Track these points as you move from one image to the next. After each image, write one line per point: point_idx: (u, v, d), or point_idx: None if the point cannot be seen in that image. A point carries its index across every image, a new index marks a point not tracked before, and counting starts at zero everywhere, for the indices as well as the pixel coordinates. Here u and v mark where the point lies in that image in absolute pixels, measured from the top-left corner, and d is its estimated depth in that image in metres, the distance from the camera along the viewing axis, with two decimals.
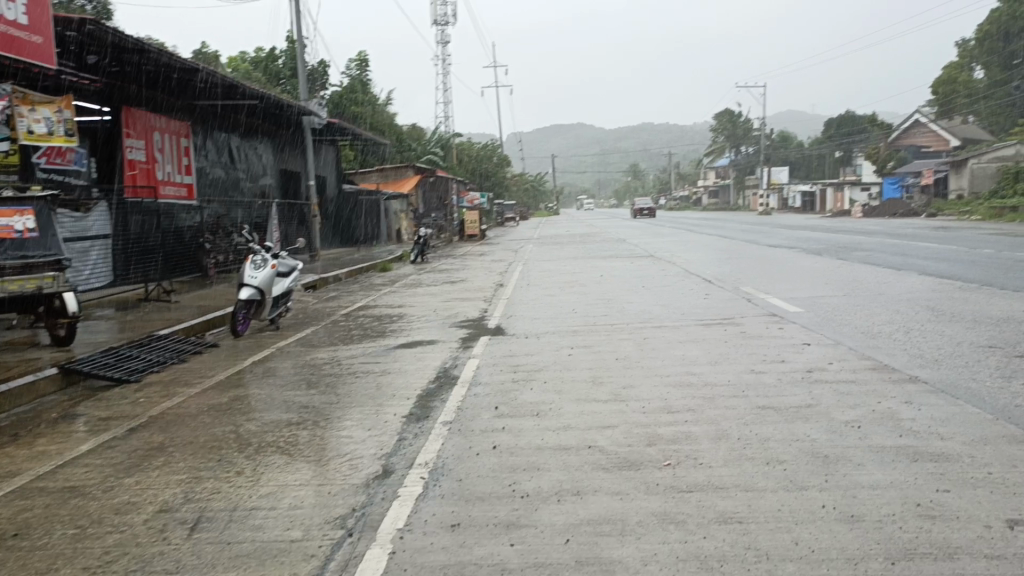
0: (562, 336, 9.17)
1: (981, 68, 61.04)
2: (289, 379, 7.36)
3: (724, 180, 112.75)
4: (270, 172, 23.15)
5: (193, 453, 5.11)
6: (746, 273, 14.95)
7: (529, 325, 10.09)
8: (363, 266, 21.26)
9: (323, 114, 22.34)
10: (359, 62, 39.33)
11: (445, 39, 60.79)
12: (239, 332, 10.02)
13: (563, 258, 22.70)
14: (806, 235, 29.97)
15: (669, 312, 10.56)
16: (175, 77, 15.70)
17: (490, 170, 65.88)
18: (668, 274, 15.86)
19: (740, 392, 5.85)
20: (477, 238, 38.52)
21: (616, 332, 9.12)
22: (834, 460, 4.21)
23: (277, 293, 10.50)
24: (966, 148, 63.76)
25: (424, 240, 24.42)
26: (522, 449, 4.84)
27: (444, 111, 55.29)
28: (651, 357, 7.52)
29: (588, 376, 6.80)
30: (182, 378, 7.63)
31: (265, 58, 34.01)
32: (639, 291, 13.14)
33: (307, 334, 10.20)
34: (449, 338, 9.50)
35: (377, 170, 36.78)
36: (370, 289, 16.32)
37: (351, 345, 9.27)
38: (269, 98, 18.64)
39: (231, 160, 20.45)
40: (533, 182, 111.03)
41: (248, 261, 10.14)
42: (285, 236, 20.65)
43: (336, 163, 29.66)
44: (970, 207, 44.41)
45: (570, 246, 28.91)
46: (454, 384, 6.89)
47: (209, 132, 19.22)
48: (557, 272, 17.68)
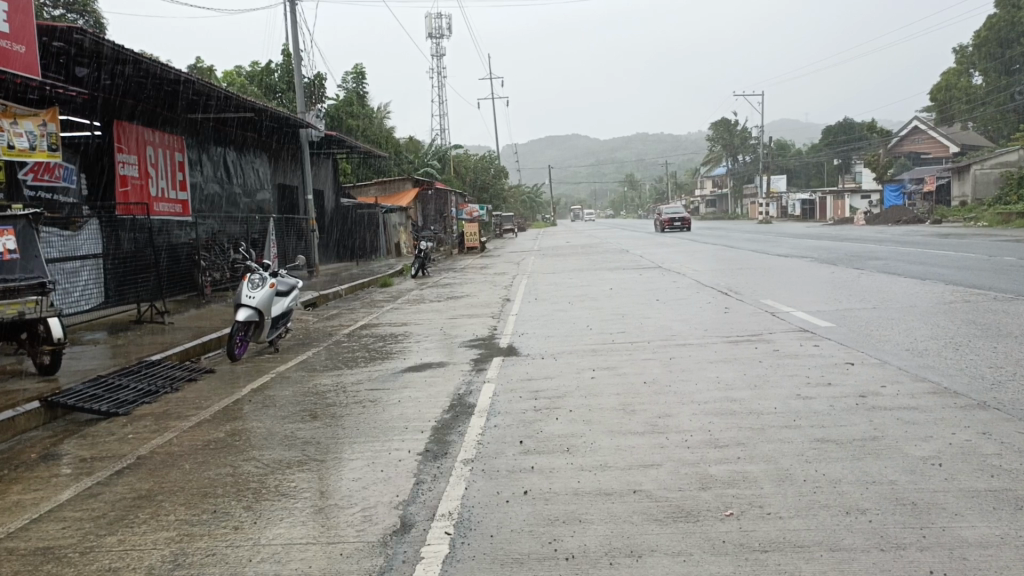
0: (581, 356, 8.62)
1: (979, 74, 60.84)
2: (290, 409, 6.80)
3: (721, 189, 112.53)
4: (267, 187, 22.60)
5: (186, 502, 4.54)
6: (762, 285, 14.44)
7: (545, 344, 9.54)
8: (364, 282, 20.72)
9: (321, 126, 21.84)
10: (355, 75, 38.88)
11: (440, 52, 60.53)
12: (236, 356, 9.45)
13: (569, 270, 22.19)
14: (814, 243, 29.52)
15: (689, 328, 10.02)
16: (167, 89, 15.22)
17: (488, 182, 65.50)
18: (680, 286, 15.34)
19: (791, 421, 5.30)
20: (477, 251, 38.03)
21: (638, 351, 8.57)
22: (926, 509, 3.66)
23: (276, 314, 9.94)
24: (966, 154, 63.50)
25: (425, 254, 23.91)
26: (558, 495, 4.25)
27: (441, 123, 54.91)
28: (681, 379, 6.97)
29: (617, 403, 6.23)
30: (175, 409, 7.05)
31: (260, 72, 33.57)
32: (654, 305, 12.61)
33: (308, 357, 9.63)
34: (461, 359, 8.95)
35: (374, 183, 36.26)
36: (373, 306, 15.77)
37: (356, 369, 8.71)
38: (265, 110, 18.15)
39: (227, 175, 19.92)
40: (531, 194, 110.77)
41: (245, 281, 9.60)
42: (283, 252, 20.10)
43: (334, 176, 29.14)
44: (975, 213, 43.98)
45: (575, 258, 28.42)
46: (472, 413, 6.33)
47: (204, 146, 18.69)
48: (565, 286, 17.17)
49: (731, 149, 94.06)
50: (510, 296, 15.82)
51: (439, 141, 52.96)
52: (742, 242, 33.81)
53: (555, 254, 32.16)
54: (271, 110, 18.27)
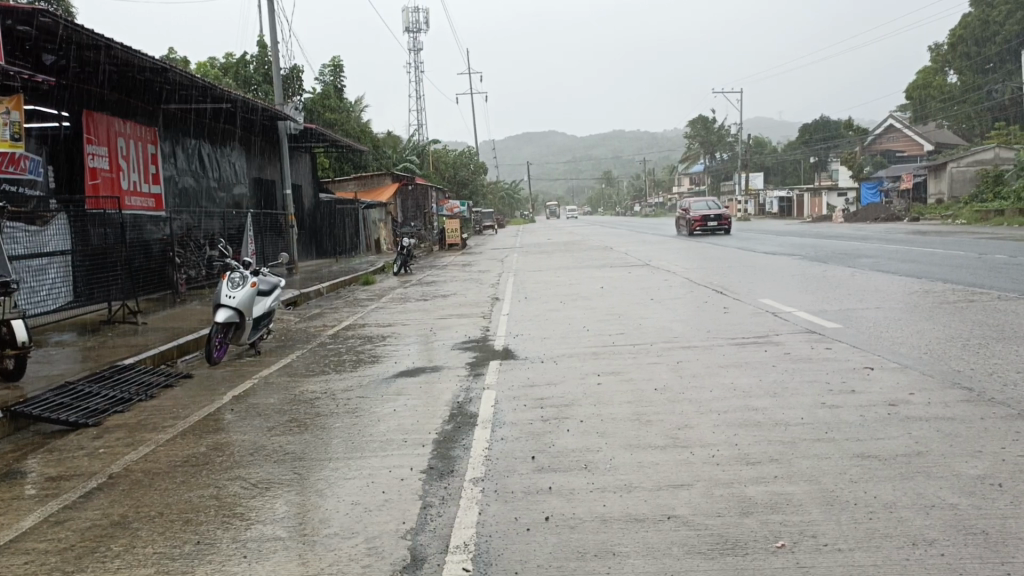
0: (582, 359, 8.23)
1: (954, 73, 61.37)
2: (276, 419, 6.32)
3: (698, 187, 112.89)
4: (243, 181, 21.93)
5: (165, 530, 4.06)
6: (756, 284, 14.15)
7: (541, 347, 9.14)
8: (345, 279, 20.16)
9: (300, 118, 21.23)
10: (333, 68, 38.19)
11: (418, 47, 59.90)
12: (215, 359, 8.94)
13: (554, 268, 21.80)
14: (797, 241, 29.46)
15: (691, 329, 9.65)
16: (140, 77, 14.60)
17: (467, 178, 64.99)
18: (672, 284, 15.02)
19: (823, 434, 4.93)
20: (458, 247, 37.56)
21: (642, 354, 8.17)
22: (1000, 540, 3.30)
23: (258, 314, 9.42)
24: (941, 153, 64.07)
25: (407, 251, 23.41)
26: (585, 522, 3.83)
27: (419, 118, 54.27)
28: (695, 386, 6.58)
29: (631, 413, 5.82)
30: (150, 420, 6.53)
31: (236, 64, 32.81)
32: (649, 304, 12.24)
33: (292, 360, 9.12)
34: (455, 363, 8.50)
35: (353, 178, 35.59)
36: (356, 305, 15.25)
37: (344, 373, 8.24)
38: (242, 100, 17.53)
39: (202, 168, 19.26)
40: (509, 190, 110.32)
41: (224, 279, 9.08)
42: (262, 249, 19.49)
43: (312, 171, 28.50)
44: (952, 211, 44.27)
45: (559, 255, 28.06)
46: (475, 423, 5.91)
47: (179, 138, 18.04)
48: (553, 284, 16.79)
49: (709, 147, 94.23)
50: (498, 295, 15.38)
51: (417, 136, 52.33)
52: (724, 239, 33.59)
53: (537, 251, 31.76)
54: (249, 101, 17.67)
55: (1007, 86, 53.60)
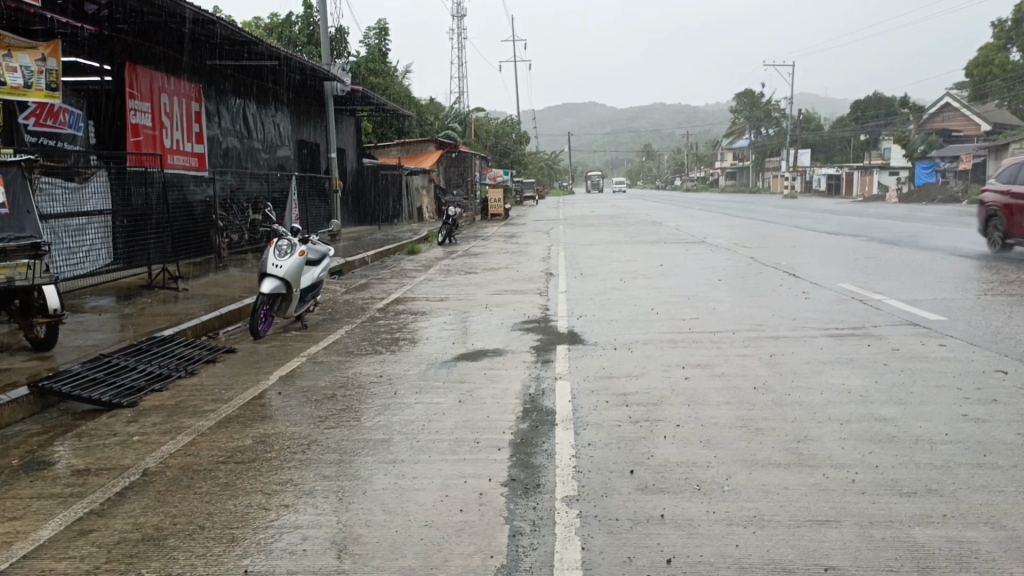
0: (659, 347, 7.49)
1: (1020, 49, 58.46)
2: (329, 409, 5.68)
3: (743, 162, 110.31)
4: (288, 143, 21.35)
5: (205, 551, 3.41)
6: (830, 267, 13.21)
7: (610, 331, 8.41)
8: (389, 248, 19.57)
9: (346, 79, 20.52)
10: (378, 30, 37.34)
11: (461, 12, 58.70)
12: (260, 333, 8.39)
13: (605, 242, 20.99)
14: (855, 221, 28.24)
15: (775, 316, 8.82)
16: (185, 30, 13.98)
17: (508, 148, 64.03)
18: (738, 263, 14.14)
19: (982, 459, 4.13)
20: (500, 217, 36.84)
21: (728, 345, 7.37)
22: None
23: (306, 285, 8.86)
24: (1002, 133, 61.34)
25: (452, 221, 22.72)
26: (717, 570, 3.09)
27: (461, 85, 53.34)
28: (801, 385, 5.78)
29: (735, 419, 5.05)
30: (190, 403, 5.94)
31: (281, 24, 32.17)
32: (718, 286, 11.39)
33: (341, 336, 8.49)
34: (519, 346, 7.78)
35: (397, 144, 34.86)
36: (402, 275, 14.59)
37: (398, 353, 7.59)
38: (289, 58, 16.85)
39: (246, 129, 18.68)
40: (549, 160, 108.73)
41: (271, 247, 8.52)
42: (305, 214, 18.92)
43: (356, 135, 27.85)
44: (1015, 194, 42.21)
45: (607, 228, 27.21)
46: (553, 422, 5.21)
47: (223, 96, 17.45)
48: (608, 260, 15.99)
49: (756, 121, 91.66)
50: (552, 269, 14.61)
51: (458, 104, 51.37)
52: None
53: (582, 224, 30.92)
54: (297, 59, 17.03)
55: None
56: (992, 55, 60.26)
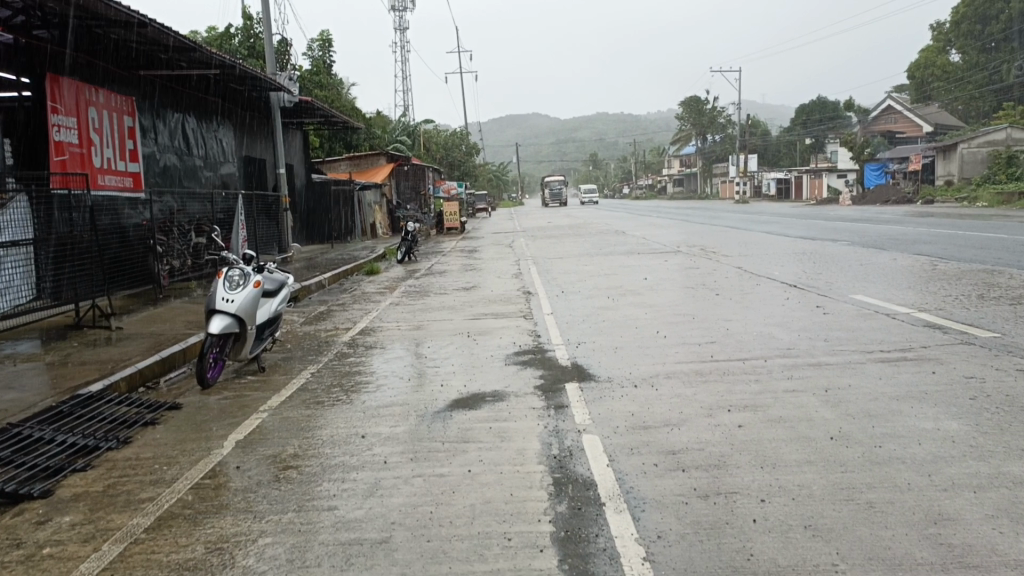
0: (688, 383, 6.40)
1: (958, 52, 59.76)
2: (304, 490, 4.44)
3: (689, 168, 111.22)
4: (232, 160, 19.86)
5: None
6: (830, 276, 12.37)
7: (622, 362, 7.33)
8: (346, 269, 18.21)
9: (294, 89, 19.13)
10: (322, 41, 35.86)
11: (404, 25, 57.44)
12: (210, 382, 7.08)
13: (575, 255, 20.01)
14: (820, 224, 27.91)
15: (800, 337, 7.84)
16: (115, 34, 12.53)
17: (458, 160, 62.99)
18: (728, 276, 13.22)
19: None
20: (457, 231, 35.65)
21: (767, 378, 6.31)
22: None
23: (262, 320, 7.57)
24: (945, 133, 62.51)
25: (412, 237, 21.47)
26: None
27: (407, 99, 51.92)
28: (885, 432, 4.72)
29: (834, 488, 3.96)
30: (120, 490, 4.62)
31: (220, 36, 30.52)
32: (719, 302, 10.43)
33: (305, 382, 7.19)
34: (522, 387, 6.62)
35: (346, 158, 33.34)
36: (366, 299, 13.33)
37: (379, 402, 6.36)
38: (232, 66, 15.46)
39: (186, 145, 17.15)
40: (498, 171, 107.36)
41: (219, 278, 7.24)
42: (254, 235, 17.46)
43: (303, 149, 26.33)
44: (967, 193, 42.74)
45: (573, 239, 26.30)
46: (600, 500, 4.04)
47: (159, 109, 15.93)
48: (586, 274, 14.96)
49: (703, 128, 91.94)
50: (529, 288, 13.49)
51: (406, 117, 49.99)
52: None
53: (544, 236, 29.87)
54: (241, 68, 15.67)
55: (1012, 65, 52.06)
56: (933, 57, 61.62)
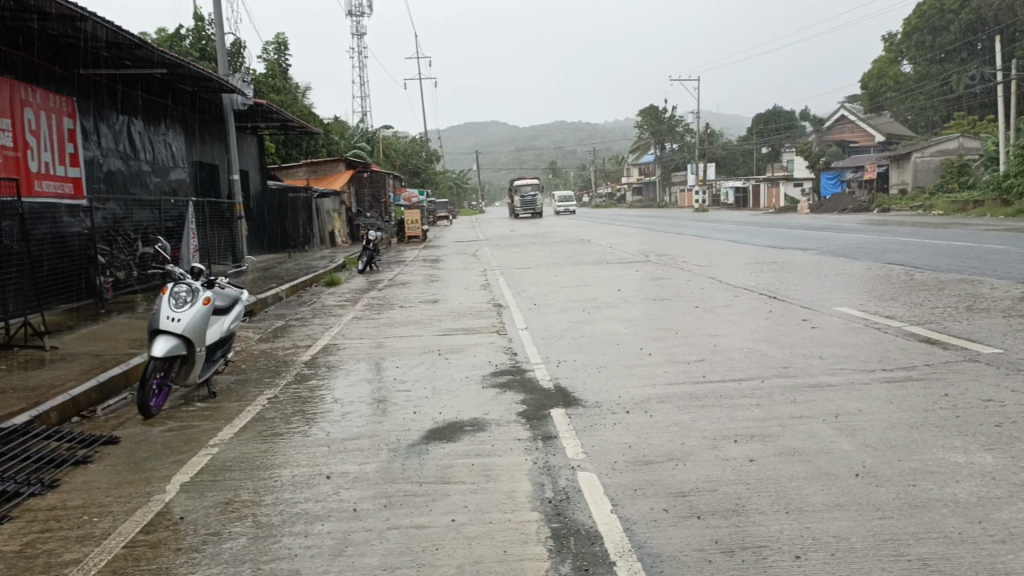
0: (683, 408, 5.89)
1: (909, 63, 61.06)
2: (262, 549, 3.79)
3: (647, 177, 112.01)
4: (182, 165, 18.95)
5: None
6: (808, 286, 12.07)
7: (608, 384, 6.81)
8: (305, 280, 17.41)
9: (249, 92, 18.33)
10: (278, 45, 34.95)
11: (361, 31, 56.64)
12: (153, 411, 6.40)
13: (542, 264, 19.52)
14: (784, 232, 27.88)
15: (792, 354, 7.43)
16: (52, 28, 11.71)
17: (417, 167, 62.35)
18: (703, 286, 12.85)
19: None
20: (418, 239, 34.97)
21: (771, 402, 5.83)
22: None
23: (212, 340, 6.87)
24: (897, 143, 63.82)
25: (374, 246, 20.76)
26: None
27: (364, 105, 50.96)
28: (916, 468, 4.26)
29: (878, 540, 3.46)
30: (41, 551, 3.91)
31: (171, 39, 29.50)
32: (701, 316, 10.02)
33: (262, 410, 6.51)
34: (501, 414, 6.06)
35: (303, 164, 32.41)
36: (326, 312, 12.64)
37: (345, 432, 5.73)
38: (181, 66, 14.65)
39: (132, 149, 16.25)
40: (457, 180, 106.38)
41: (165, 295, 6.58)
42: (207, 244, 16.59)
43: (258, 155, 25.45)
44: (922, 201, 43.50)
45: (538, 248, 25.84)
46: (609, 558, 3.48)
47: (103, 111, 15.06)
48: (556, 285, 14.47)
49: (661, 137, 92.33)
50: (499, 300, 12.95)
51: (364, 123, 49.19)
52: None
53: (507, 244, 29.39)
54: (191, 68, 14.84)
55: (962, 76, 53.12)
56: (885, 68, 62.87)
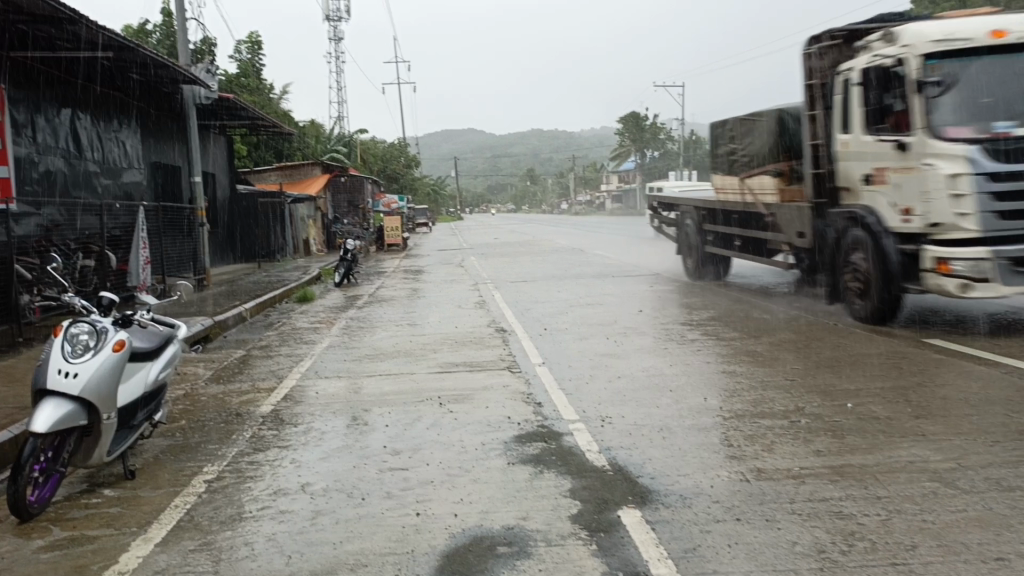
0: (819, 514, 3.97)
1: None
2: None
3: (626, 185, 110.56)
4: (138, 166, 16.83)
5: None
6: (865, 310, 10.29)
7: (686, 459, 4.90)
8: (273, 295, 15.31)
9: (213, 84, 16.24)
10: (251, 44, 32.79)
11: (338, 35, 54.55)
12: (35, 506, 4.41)
13: (539, 277, 17.61)
14: None
15: (919, 413, 5.57)
16: None
17: (395, 174, 60.35)
18: (739, 308, 11.07)
19: None
20: (399, 248, 32.98)
21: (957, 515, 3.88)
22: None
23: (130, 401, 4.87)
24: None
25: (352, 257, 18.70)
26: None
27: (342, 109, 48.62)
28: None
29: None
30: None
31: (136, 32, 27.40)
32: (758, 348, 8.18)
33: (197, 504, 4.50)
34: (550, 518, 4.11)
35: (276, 168, 30.30)
36: (297, 337, 10.67)
37: (314, 557, 3.74)
38: (131, 50, 12.56)
39: (77, 146, 14.11)
40: (436, 185, 103.74)
41: (61, 340, 4.60)
42: (161, 254, 14.43)
43: (226, 157, 23.31)
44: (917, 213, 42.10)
45: (531, 258, 23.95)
46: None
47: (39, 102, 12.93)
48: (563, 303, 12.63)
49: (644, 145, 90.36)
50: (502, 322, 11.00)
51: (341, 128, 46.98)
52: None
53: (496, 254, 27.38)
54: (144, 53, 12.76)
55: None
56: None
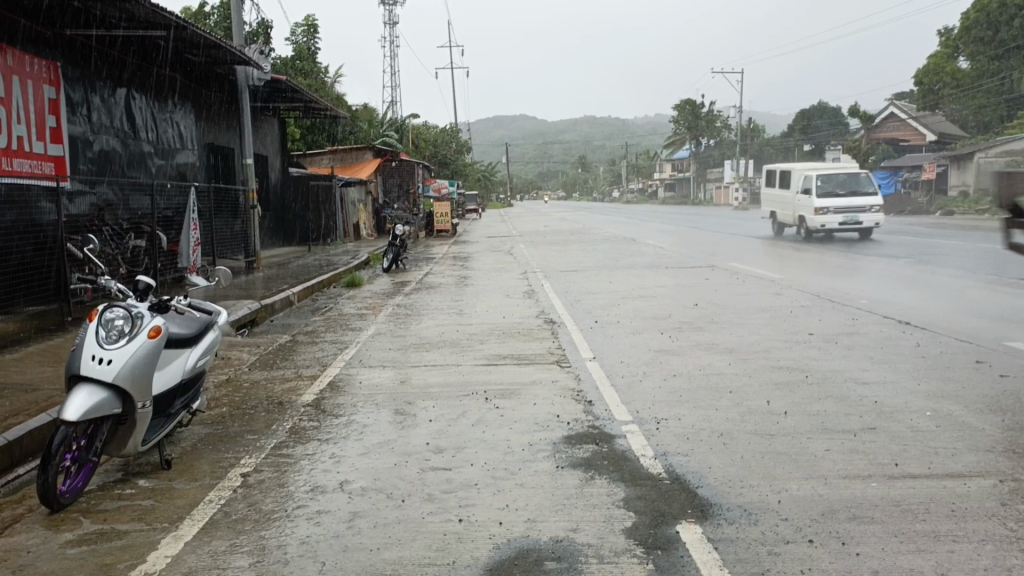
0: (902, 539, 3.58)
1: (966, 59, 57.20)
2: None
3: (680, 173, 108.66)
4: (192, 148, 16.93)
5: None
6: (937, 308, 9.68)
7: (749, 470, 4.53)
8: (321, 279, 15.24)
9: (265, 65, 16.20)
10: (307, 27, 32.88)
11: (393, 19, 54.45)
12: (64, 496, 4.27)
13: (590, 266, 17.21)
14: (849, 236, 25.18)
15: (1008, 425, 5.09)
16: None
17: (447, 160, 60.20)
18: (801, 302, 10.54)
19: None
20: (449, 233, 32.85)
21: None
22: None
23: (166, 388, 4.69)
24: (952, 143, 60.09)
25: (400, 242, 18.55)
26: None
27: (395, 94, 48.57)
28: None
29: None
30: None
31: (194, 16, 27.66)
32: (823, 347, 7.71)
33: (230, 500, 4.30)
34: (602, 530, 3.80)
35: (329, 151, 30.38)
36: (343, 323, 10.51)
37: (347, 565, 3.50)
38: (185, 30, 12.54)
39: (132, 127, 14.21)
40: (487, 170, 103.51)
41: (95, 325, 4.43)
42: (212, 236, 14.46)
43: (279, 139, 23.37)
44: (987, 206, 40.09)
45: (581, 246, 23.50)
46: None
47: (96, 81, 13.02)
48: (614, 294, 12.24)
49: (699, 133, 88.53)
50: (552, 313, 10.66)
51: (394, 113, 46.94)
52: None
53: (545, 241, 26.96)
54: (197, 33, 12.73)
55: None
56: (942, 63, 59.01)
